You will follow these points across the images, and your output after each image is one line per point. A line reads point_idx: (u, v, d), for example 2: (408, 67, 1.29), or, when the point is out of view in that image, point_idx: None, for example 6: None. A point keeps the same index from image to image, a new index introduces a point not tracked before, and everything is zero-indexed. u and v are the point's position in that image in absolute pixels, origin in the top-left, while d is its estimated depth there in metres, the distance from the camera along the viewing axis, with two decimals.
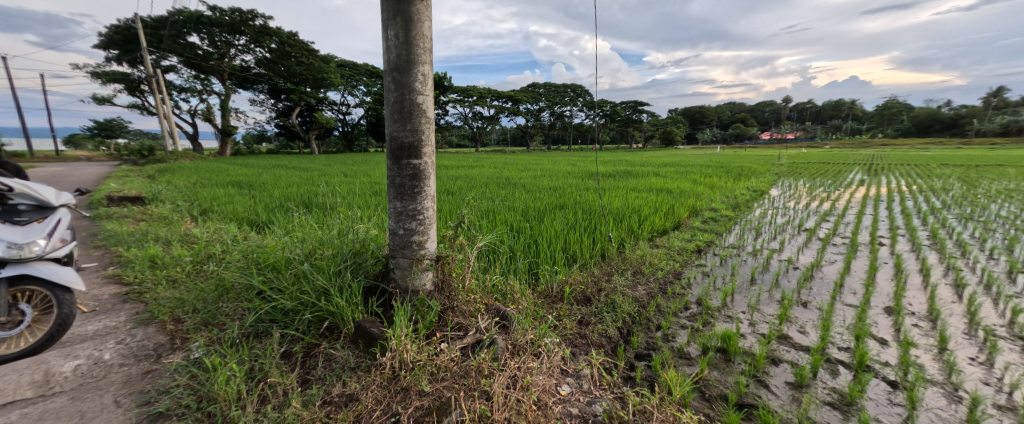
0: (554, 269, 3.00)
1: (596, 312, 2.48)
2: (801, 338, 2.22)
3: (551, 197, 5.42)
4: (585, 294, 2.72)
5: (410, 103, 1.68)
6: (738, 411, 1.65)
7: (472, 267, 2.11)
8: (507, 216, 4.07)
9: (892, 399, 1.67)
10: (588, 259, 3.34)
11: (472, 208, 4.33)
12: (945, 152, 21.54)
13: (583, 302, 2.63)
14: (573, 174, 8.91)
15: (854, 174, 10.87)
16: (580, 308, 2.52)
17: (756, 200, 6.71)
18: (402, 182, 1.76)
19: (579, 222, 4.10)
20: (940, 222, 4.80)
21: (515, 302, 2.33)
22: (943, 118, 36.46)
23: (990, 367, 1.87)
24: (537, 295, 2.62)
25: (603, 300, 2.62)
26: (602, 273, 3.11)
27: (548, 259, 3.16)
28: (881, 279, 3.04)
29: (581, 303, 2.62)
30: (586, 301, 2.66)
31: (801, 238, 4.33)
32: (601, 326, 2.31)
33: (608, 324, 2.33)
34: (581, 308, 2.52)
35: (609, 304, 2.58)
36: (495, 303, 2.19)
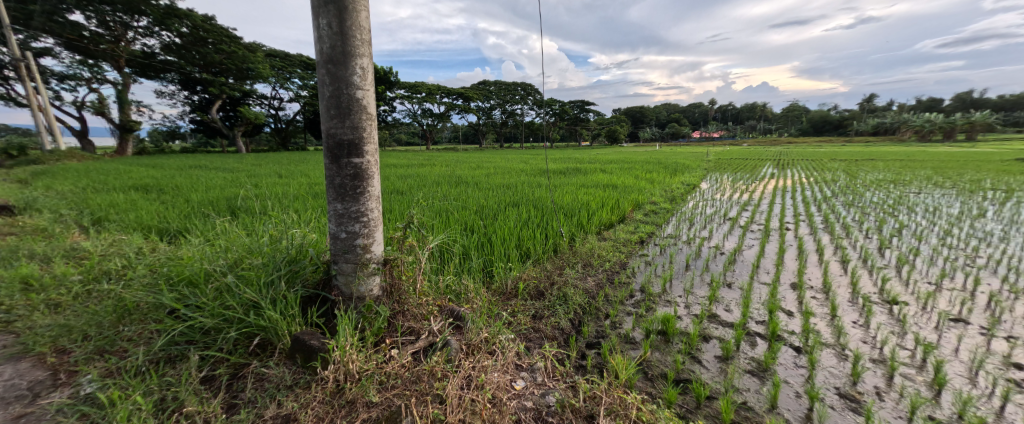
0: (508, 265, 3.01)
1: (549, 306, 2.54)
2: (726, 316, 2.46)
3: (504, 195, 5.43)
4: (538, 288, 2.78)
5: (350, 97, 1.59)
6: (676, 386, 1.78)
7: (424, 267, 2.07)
8: (460, 215, 4.01)
9: (796, 362, 1.92)
10: (541, 255, 3.40)
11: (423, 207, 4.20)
12: (850, 149, 25.01)
13: (536, 297, 2.68)
14: (524, 171, 9.04)
15: (767, 169, 12.32)
16: (532, 303, 2.55)
17: (689, 193, 7.30)
18: (342, 182, 1.65)
19: (532, 219, 4.17)
20: (829, 208, 5.64)
21: (470, 301, 2.30)
22: (833, 120, 42.59)
23: (867, 327, 2.23)
24: (490, 292, 2.64)
25: (556, 293, 2.69)
26: (554, 267, 3.19)
27: (502, 255, 3.17)
28: (788, 259, 3.49)
29: (535, 298, 2.67)
30: (539, 295, 2.71)
31: (725, 226, 4.81)
32: (553, 319, 2.37)
33: (560, 316, 2.40)
34: (535, 302, 2.57)
35: (561, 298, 2.65)
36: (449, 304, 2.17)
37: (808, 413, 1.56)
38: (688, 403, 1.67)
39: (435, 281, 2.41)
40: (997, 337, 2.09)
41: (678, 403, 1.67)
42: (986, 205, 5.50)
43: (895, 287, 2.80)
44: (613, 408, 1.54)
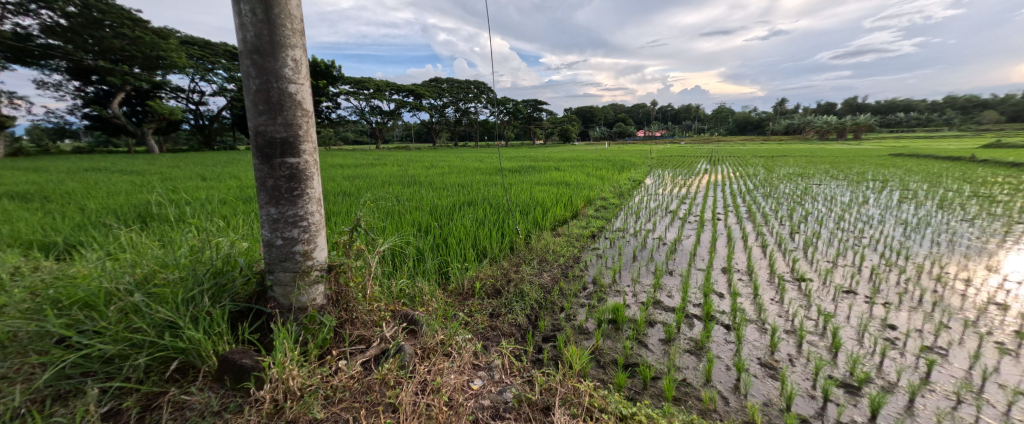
0: (464, 265, 2.97)
1: (506, 303, 2.55)
2: (668, 301, 2.65)
3: (459, 195, 5.35)
4: (495, 286, 2.78)
5: (282, 92, 1.47)
6: (625, 371, 1.89)
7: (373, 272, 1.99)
8: (414, 216, 3.88)
9: (727, 338, 2.14)
10: (498, 253, 3.40)
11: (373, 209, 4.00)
12: (775, 146, 27.93)
13: (493, 295, 2.68)
14: (479, 170, 8.99)
15: (702, 165, 13.41)
16: (489, 302, 2.55)
17: (636, 189, 7.74)
18: (275, 184, 1.51)
19: (488, 218, 4.15)
20: (752, 199, 6.31)
21: (425, 304, 2.25)
22: (755, 121, 47.35)
23: (782, 303, 2.54)
24: (445, 293, 2.59)
25: (512, 290, 2.72)
26: (510, 264, 3.21)
27: (458, 255, 3.12)
28: (719, 246, 3.85)
29: (492, 296, 2.66)
30: (496, 293, 2.71)
31: (667, 219, 5.17)
32: (510, 315, 2.39)
33: (517, 313, 2.43)
34: (492, 301, 2.57)
35: (518, 294, 2.68)
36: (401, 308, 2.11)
37: (737, 384, 1.74)
38: (637, 385, 1.78)
39: (387, 286, 2.31)
40: (877, 304, 2.48)
41: (628, 386, 1.76)
42: (871, 193, 6.49)
43: (803, 266, 3.21)
44: (568, 398, 1.59)
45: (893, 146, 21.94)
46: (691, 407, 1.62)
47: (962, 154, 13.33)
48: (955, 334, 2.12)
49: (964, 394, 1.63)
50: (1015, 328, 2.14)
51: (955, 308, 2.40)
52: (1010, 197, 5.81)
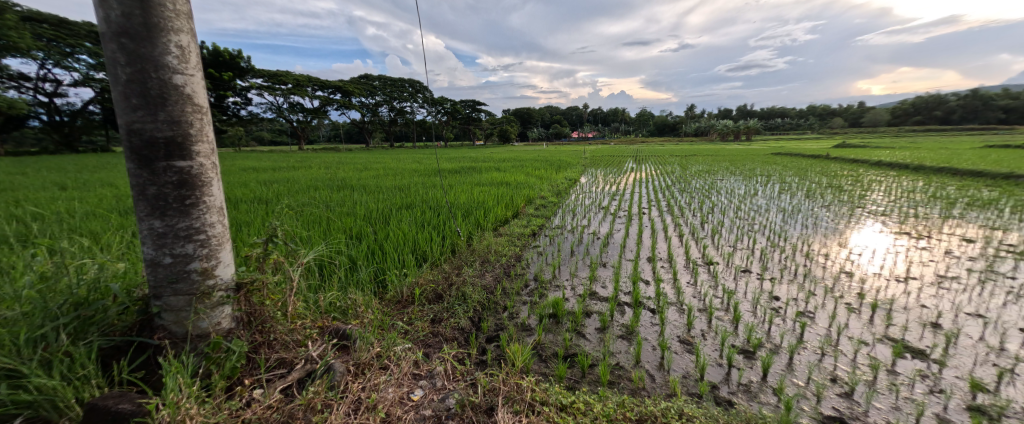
0: (403, 272, 2.81)
1: (448, 307, 2.48)
2: (602, 291, 2.80)
3: (395, 198, 5.08)
4: (436, 291, 2.68)
5: (163, 83, 1.24)
6: (565, 361, 1.96)
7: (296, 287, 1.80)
8: (345, 222, 3.60)
9: (652, 321, 2.32)
10: (439, 257, 3.29)
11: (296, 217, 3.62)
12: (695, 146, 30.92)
13: (435, 300, 2.58)
14: (417, 172, 8.67)
15: (629, 164, 14.44)
16: (430, 307, 2.45)
17: (572, 187, 8.06)
18: (159, 192, 1.28)
19: (427, 221, 4.00)
20: (672, 194, 6.94)
21: (360, 315, 2.09)
22: (672, 124, 52.18)
23: (697, 285, 2.83)
24: (382, 303, 2.43)
25: (453, 293, 2.65)
26: (452, 268, 3.12)
27: (396, 260, 2.95)
28: (646, 238, 4.16)
29: (433, 301, 2.57)
30: (437, 298, 2.62)
31: (600, 214, 5.47)
32: (452, 320, 2.33)
33: (460, 316, 2.37)
34: (432, 306, 2.47)
35: (460, 298, 2.62)
36: (331, 324, 1.94)
37: (661, 362, 1.91)
38: (576, 374, 1.85)
39: (313, 299, 2.11)
40: (767, 280, 2.89)
41: (567, 376, 1.82)
42: (765, 186, 7.51)
43: (713, 251, 3.62)
44: (511, 395, 1.60)
45: (785, 146, 25.51)
46: (623, 389, 1.72)
47: (832, 152, 15.94)
48: (820, 299, 2.56)
49: (826, 348, 1.98)
50: (859, 290, 2.64)
51: (822, 277, 2.89)
52: (861, 186, 7.12)
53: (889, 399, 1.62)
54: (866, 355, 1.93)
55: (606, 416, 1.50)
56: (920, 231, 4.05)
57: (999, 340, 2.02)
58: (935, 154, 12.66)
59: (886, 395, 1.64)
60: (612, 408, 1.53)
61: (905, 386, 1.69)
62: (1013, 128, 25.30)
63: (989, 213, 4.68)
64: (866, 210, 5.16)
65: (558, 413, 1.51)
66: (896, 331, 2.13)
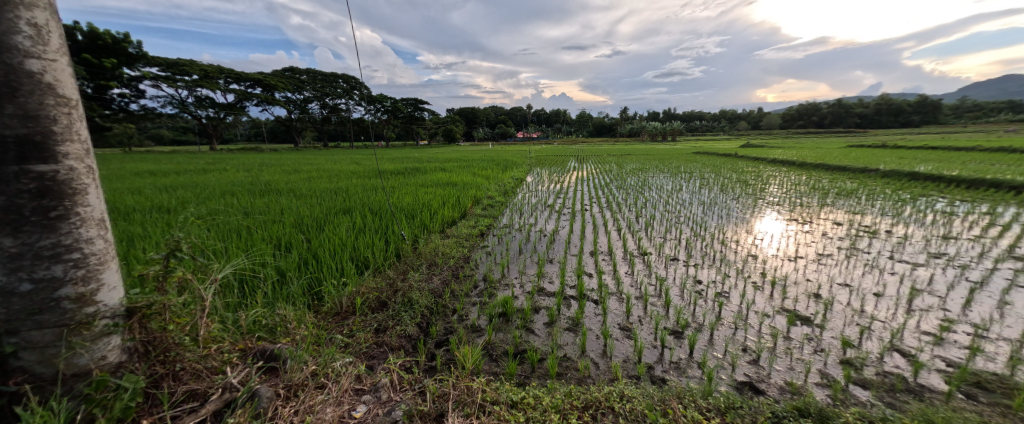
0: (342, 281, 2.60)
1: (393, 315, 2.35)
2: (549, 287, 2.86)
3: (331, 202, 4.72)
4: (379, 299, 2.52)
5: (11, 68, 1.00)
6: (516, 358, 1.97)
7: (210, 307, 1.57)
8: (272, 231, 3.25)
9: (595, 311, 2.42)
10: (382, 263, 3.11)
11: (209, 226, 3.18)
12: (631, 146, 32.95)
13: (378, 309, 2.43)
14: (356, 173, 8.15)
15: (572, 163, 14.99)
16: (373, 317, 2.30)
17: (519, 187, 8.14)
18: (10, 203, 1.03)
19: (368, 225, 3.76)
20: (610, 191, 7.31)
21: (292, 332, 1.89)
22: (609, 126, 55.15)
23: (634, 274, 3.01)
24: (318, 317, 2.23)
25: (399, 299, 2.52)
26: (397, 273, 2.97)
27: (334, 269, 2.73)
28: (589, 233, 4.33)
29: (377, 310, 2.42)
30: (381, 307, 2.47)
31: (546, 212, 5.58)
32: (398, 327, 2.21)
33: (406, 323, 2.26)
34: (376, 315, 2.33)
35: (406, 304, 2.50)
36: (256, 345, 1.75)
37: (604, 349, 1.99)
38: (525, 370, 1.86)
39: (233, 318, 1.86)
40: (692, 265, 3.17)
41: (517, 373, 1.83)
42: (692, 182, 8.21)
43: (647, 242, 3.87)
44: (461, 399, 1.55)
45: (707, 146, 28.18)
46: (570, 379, 1.77)
47: (743, 151, 17.93)
48: (733, 279, 2.86)
49: (739, 322, 2.23)
50: (762, 270, 3.00)
51: (735, 261, 3.23)
52: (766, 181, 8.08)
53: (786, 361, 1.87)
54: (768, 325, 2.20)
55: (555, 407, 1.52)
56: (804, 217, 4.72)
57: (861, 303, 2.43)
58: (819, 152, 14.83)
59: (783, 358, 1.89)
60: (559, 398, 1.57)
61: (797, 349, 1.96)
62: (871, 131, 30.62)
63: (853, 200, 5.61)
64: (766, 200, 5.90)
65: (509, 411, 1.50)
66: (790, 302, 2.46)
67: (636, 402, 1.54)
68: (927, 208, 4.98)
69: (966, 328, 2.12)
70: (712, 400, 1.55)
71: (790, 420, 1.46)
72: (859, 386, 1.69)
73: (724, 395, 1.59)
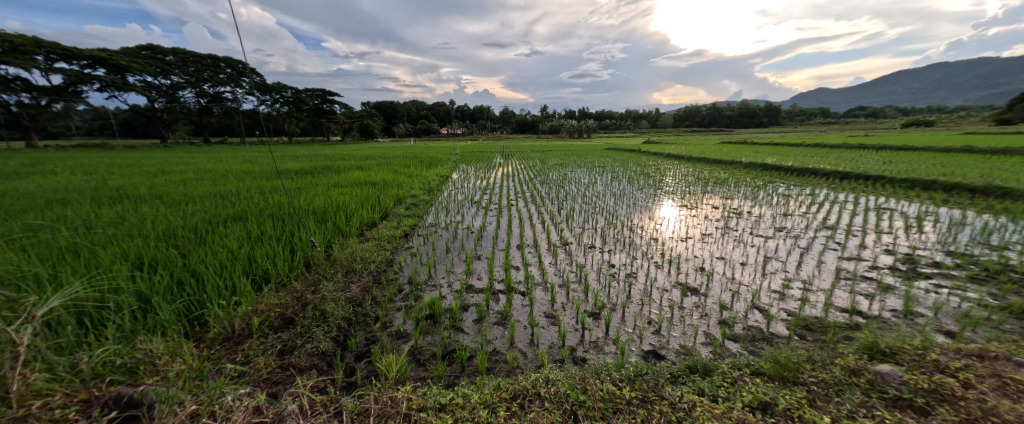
0: (233, 300, 2.22)
1: (303, 331, 2.10)
2: (478, 283, 2.83)
3: (219, 208, 4.02)
4: (284, 316, 2.22)
5: None
6: (445, 359, 1.90)
7: (26, 352, 1.21)
8: (132, 248, 2.63)
9: (523, 303, 2.47)
10: (287, 276, 2.73)
11: (24, 248, 2.41)
12: (548, 143, 34.49)
13: (282, 327, 2.14)
14: (252, 174, 7.10)
15: (497, 159, 15.15)
16: (276, 337, 2.02)
17: (444, 184, 7.93)
18: None
19: (269, 233, 3.28)
20: (533, 186, 7.53)
21: (162, 368, 1.55)
22: (529, 123, 56.97)
23: (558, 263, 3.13)
24: (200, 347, 1.87)
25: (309, 313, 2.26)
26: (306, 285, 2.65)
27: (222, 287, 2.30)
28: (515, 227, 4.40)
29: (281, 330, 2.12)
30: (286, 324, 2.18)
31: (473, 209, 5.52)
32: (309, 345, 1.97)
33: (319, 339, 2.04)
34: (279, 335, 2.05)
35: (318, 318, 2.24)
36: (107, 391, 1.40)
37: (531, 338, 2.04)
38: (454, 370, 1.82)
39: (69, 362, 1.46)
40: (607, 251, 3.41)
41: (446, 374, 1.78)
42: (605, 175, 8.88)
43: (568, 233, 4.07)
44: (383, 412, 1.45)
45: (614, 142, 30.78)
46: (499, 372, 1.77)
47: (645, 147, 19.99)
48: (641, 261, 3.16)
49: (645, 299, 2.46)
50: (663, 251, 3.37)
51: (643, 245, 3.57)
52: (665, 173, 9.11)
53: (680, 328, 2.12)
54: (668, 298, 2.47)
55: (483, 403, 1.50)
56: (692, 203, 5.43)
57: (735, 273, 2.87)
58: (703, 148, 17.22)
59: (679, 326, 2.14)
60: (488, 393, 1.55)
61: (689, 316, 2.24)
62: (738, 131, 36.58)
63: (726, 187, 6.62)
64: (663, 190, 6.65)
65: (436, 415, 1.44)
66: (685, 277, 2.80)
67: (559, 384, 1.58)
68: (776, 191, 6.11)
69: (800, 284, 2.64)
70: (624, 371, 1.68)
71: (683, 378, 1.65)
72: (732, 340, 1.99)
73: (633, 365, 1.74)
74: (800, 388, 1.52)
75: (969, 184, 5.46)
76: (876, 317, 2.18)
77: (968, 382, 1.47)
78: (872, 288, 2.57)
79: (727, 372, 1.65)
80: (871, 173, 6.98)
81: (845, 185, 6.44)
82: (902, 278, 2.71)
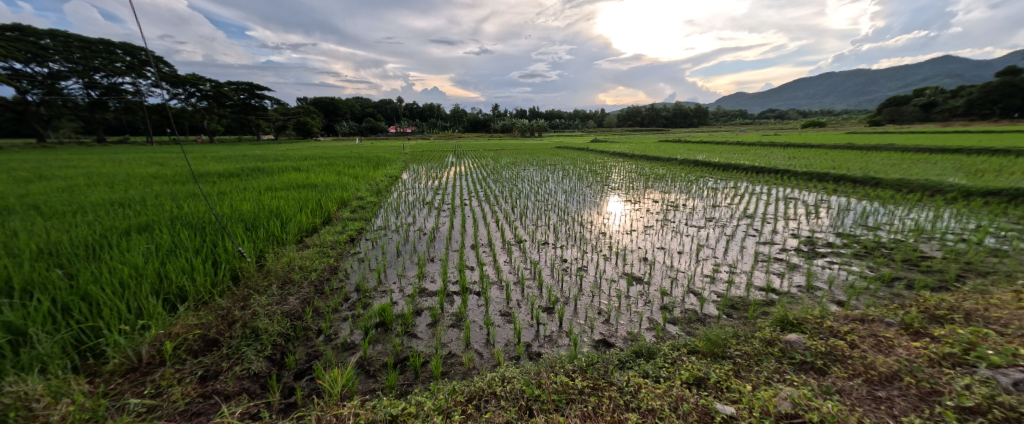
0: (138, 325, 1.92)
1: (230, 353, 1.88)
2: (431, 286, 2.73)
3: (122, 218, 3.48)
4: (206, 337, 1.97)
5: None
6: (397, 368, 1.81)
7: None
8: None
9: (478, 303, 2.43)
10: (210, 292, 2.42)
11: None
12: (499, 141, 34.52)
13: (204, 350, 1.89)
14: (165, 178, 6.26)
15: (449, 158, 14.85)
16: (196, 362, 1.78)
17: (393, 185, 7.60)
18: None
19: (185, 244, 2.90)
20: (486, 185, 7.47)
21: (42, 413, 1.30)
22: (479, 122, 56.67)
23: (512, 261, 3.13)
24: (95, 383, 1.58)
25: (237, 332, 2.02)
26: (234, 300, 2.37)
27: (125, 311, 1.98)
28: (469, 227, 4.33)
29: (202, 353, 1.87)
30: (209, 346, 1.93)
31: (425, 210, 5.35)
32: (237, 367, 1.77)
33: (251, 359, 1.83)
34: (201, 359, 1.81)
35: (248, 337, 2.02)
36: None
37: (487, 338, 2.01)
38: (407, 378, 1.73)
39: None
40: (560, 247, 3.48)
41: (399, 383, 1.70)
42: (556, 173, 9.09)
43: (521, 231, 4.09)
44: None
45: (562, 141, 31.61)
46: (455, 375, 1.72)
47: (592, 145, 20.76)
48: (591, 254, 3.26)
49: (596, 291, 2.54)
50: (611, 244, 3.50)
51: (593, 239, 3.69)
52: (611, 170, 9.54)
53: (627, 315, 2.22)
54: (615, 289, 2.57)
55: (438, 409, 1.45)
56: (636, 198, 5.74)
57: (675, 261, 3.07)
58: (644, 146, 18.32)
59: (626, 314, 2.23)
60: (442, 398, 1.49)
61: (634, 304, 2.35)
62: (674, 130, 39.45)
63: (665, 183, 7.10)
64: (610, 186, 6.95)
65: None
66: (632, 268, 2.94)
67: (515, 381, 1.57)
68: (708, 185, 6.66)
69: (727, 268, 2.90)
70: (576, 362, 1.72)
71: (630, 363, 1.73)
72: (672, 323, 2.13)
73: (585, 355, 1.79)
74: (727, 362, 1.66)
75: (852, 175, 6.40)
76: (786, 293, 2.45)
77: (853, 342, 1.71)
78: (782, 267, 2.90)
79: (668, 354, 1.75)
80: (780, 167, 7.89)
81: (761, 178, 7.21)
82: (804, 257, 3.10)
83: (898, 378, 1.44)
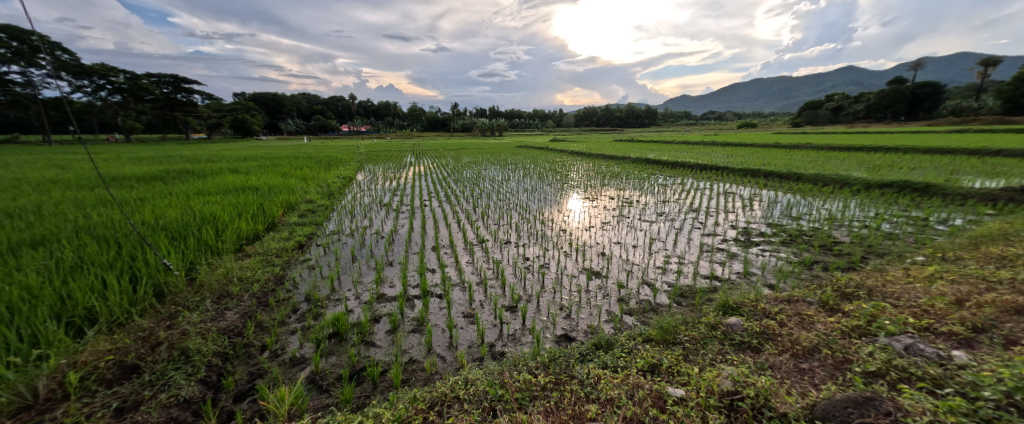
0: (31, 355, 1.63)
1: (153, 380, 1.66)
2: (390, 291, 2.62)
3: (11, 231, 2.97)
4: (123, 363, 1.72)
5: None
6: (352, 380, 1.71)
7: None
8: None
9: (440, 306, 2.37)
10: (127, 312, 2.12)
11: None
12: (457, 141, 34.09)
13: (120, 378, 1.66)
14: (68, 183, 5.44)
15: (406, 158, 14.38)
16: (111, 393, 1.56)
17: (347, 187, 7.21)
18: None
19: (95, 258, 2.53)
20: (446, 184, 7.34)
21: None
22: (435, 121, 55.57)
23: (474, 262, 3.09)
24: None
25: (163, 355, 1.79)
26: (159, 319, 2.10)
27: (12, 341, 1.68)
28: (429, 228, 4.21)
29: (118, 383, 1.64)
30: (127, 373, 1.70)
31: (382, 212, 5.13)
32: (163, 395, 1.57)
33: (181, 383, 1.64)
34: (116, 389, 1.58)
35: (176, 359, 1.80)
36: None
37: (449, 341, 1.97)
38: (365, 389, 1.64)
39: None
40: (522, 246, 3.49)
41: (355, 395, 1.60)
42: (516, 172, 9.14)
43: (483, 231, 4.05)
44: None
45: (521, 141, 31.93)
46: (416, 382, 1.66)
47: (550, 144, 21.18)
48: (553, 252, 3.31)
49: (557, 287, 2.58)
50: (571, 241, 3.58)
51: (554, 237, 3.74)
52: (570, 169, 9.77)
53: (587, 309, 2.27)
54: (576, 284, 2.63)
55: (398, 418, 1.38)
56: (594, 195, 5.92)
57: (632, 255, 3.20)
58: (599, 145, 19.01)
59: (586, 308, 2.29)
60: (402, 407, 1.43)
61: (593, 298, 2.42)
62: (625, 130, 41.36)
63: (620, 180, 7.41)
64: (569, 185, 7.12)
65: None
66: (592, 263, 3.02)
67: (478, 383, 1.55)
68: (660, 182, 7.05)
69: (676, 259, 3.09)
70: (539, 359, 1.73)
71: (590, 355, 1.77)
72: (628, 314, 2.21)
73: (547, 351, 1.81)
74: (678, 347, 1.76)
75: (779, 171, 7.07)
76: (727, 280, 2.65)
77: (782, 321, 1.89)
78: (724, 256, 3.13)
79: (625, 344, 1.82)
80: (720, 165, 8.54)
81: (704, 175, 7.76)
82: (742, 246, 3.38)
83: (819, 350, 1.61)
